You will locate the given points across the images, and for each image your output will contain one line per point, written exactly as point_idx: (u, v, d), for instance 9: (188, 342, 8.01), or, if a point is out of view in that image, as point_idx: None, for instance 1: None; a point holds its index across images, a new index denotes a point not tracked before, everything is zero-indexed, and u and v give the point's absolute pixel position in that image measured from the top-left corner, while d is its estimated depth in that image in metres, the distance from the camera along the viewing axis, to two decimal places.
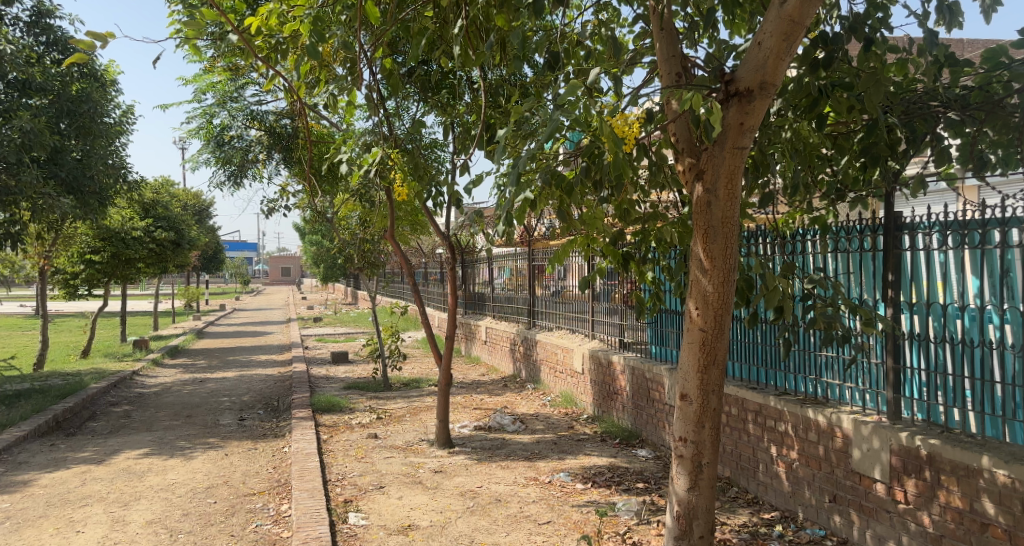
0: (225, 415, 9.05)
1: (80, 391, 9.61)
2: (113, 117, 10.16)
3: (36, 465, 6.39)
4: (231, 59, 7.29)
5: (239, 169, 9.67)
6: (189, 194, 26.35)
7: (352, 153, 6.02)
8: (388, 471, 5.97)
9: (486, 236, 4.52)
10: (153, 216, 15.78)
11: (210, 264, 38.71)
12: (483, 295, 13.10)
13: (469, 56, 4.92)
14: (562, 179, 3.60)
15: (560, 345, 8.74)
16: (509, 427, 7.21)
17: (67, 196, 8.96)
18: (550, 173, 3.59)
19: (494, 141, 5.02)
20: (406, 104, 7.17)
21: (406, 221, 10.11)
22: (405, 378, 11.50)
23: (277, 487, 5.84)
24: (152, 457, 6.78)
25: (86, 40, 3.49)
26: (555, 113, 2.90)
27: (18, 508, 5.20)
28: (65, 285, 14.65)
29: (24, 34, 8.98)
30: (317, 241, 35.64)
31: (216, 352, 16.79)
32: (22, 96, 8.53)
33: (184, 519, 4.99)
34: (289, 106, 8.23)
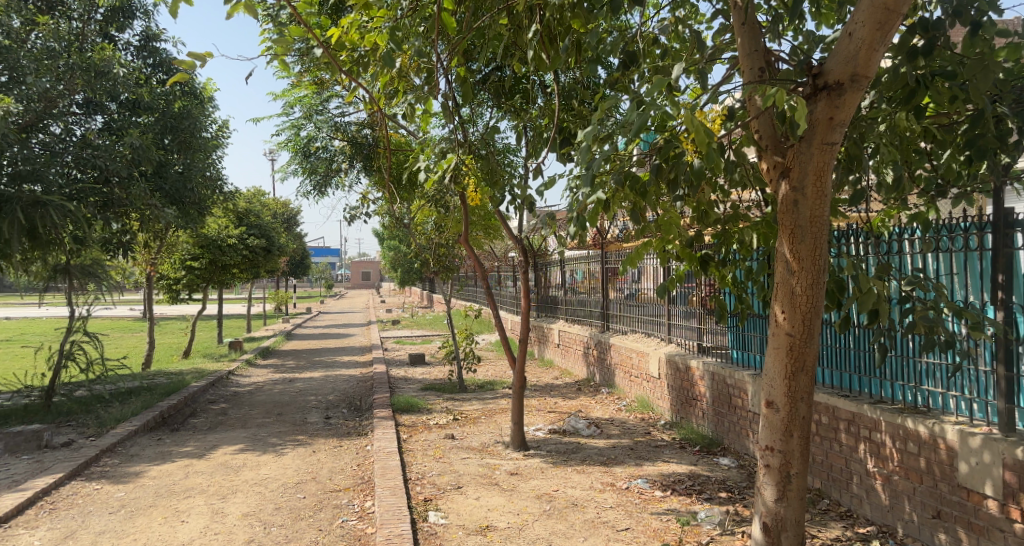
0: (312, 413, 9.47)
1: (182, 389, 10.28)
2: (211, 132, 10.80)
3: (146, 457, 6.89)
4: (317, 74, 7.65)
5: (324, 178, 10.14)
6: (278, 204, 27.71)
7: (428, 161, 6.23)
8: (465, 472, 6.09)
9: (560, 238, 4.58)
10: (246, 224, 16.62)
11: (298, 270, 40.59)
12: (555, 298, 13.12)
13: (541, 60, 4.98)
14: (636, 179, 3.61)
15: (635, 349, 8.66)
16: (584, 431, 7.22)
17: (170, 207, 9.64)
18: (626, 175, 3.62)
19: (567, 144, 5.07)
20: (481, 110, 7.34)
21: (478, 225, 10.26)
22: (480, 381, 11.67)
23: (361, 484, 6.06)
24: (247, 453, 7.18)
25: (188, 61, 3.98)
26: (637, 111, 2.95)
27: (131, 497, 5.62)
28: (168, 290, 15.68)
29: (135, 57, 9.68)
30: (395, 246, 36.67)
31: (302, 353, 17.55)
32: (132, 115, 9.17)
33: (276, 513, 5.26)
34: (370, 117, 8.57)
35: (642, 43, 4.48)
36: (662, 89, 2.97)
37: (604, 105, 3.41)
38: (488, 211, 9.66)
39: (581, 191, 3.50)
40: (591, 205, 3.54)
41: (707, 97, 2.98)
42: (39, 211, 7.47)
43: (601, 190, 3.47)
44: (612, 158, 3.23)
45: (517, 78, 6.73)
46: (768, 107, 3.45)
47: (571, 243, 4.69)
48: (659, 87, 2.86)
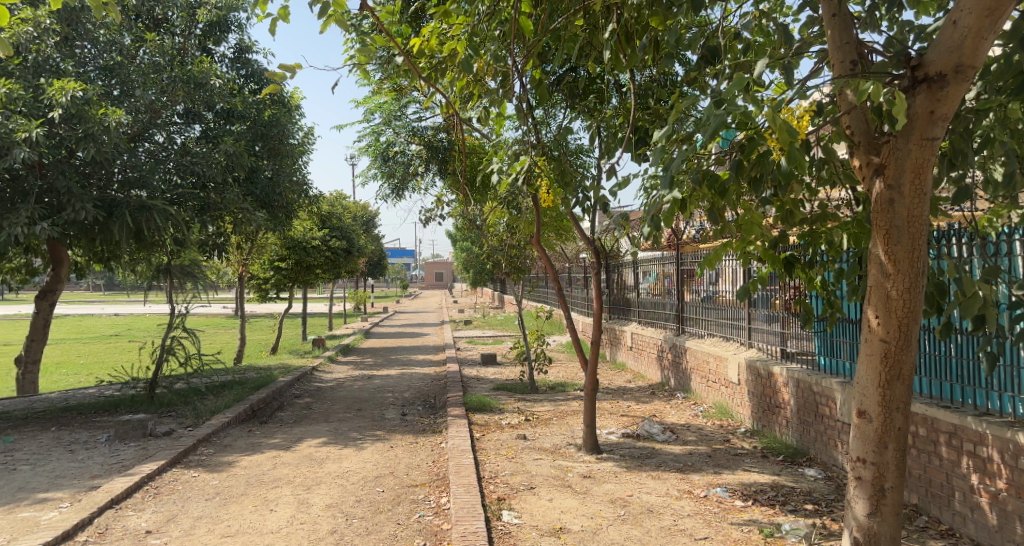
0: (389, 410, 9.72)
1: (270, 383, 10.77)
2: (298, 139, 11.27)
3: (238, 447, 7.26)
4: (397, 81, 7.88)
5: (401, 182, 10.42)
6: (358, 206, 28.61)
7: (502, 164, 6.29)
8: (537, 473, 6.12)
9: (633, 240, 4.57)
10: (328, 227, 17.21)
11: (375, 270, 41.72)
12: (628, 300, 12.97)
13: (618, 59, 4.95)
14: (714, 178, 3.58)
15: (713, 354, 8.46)
16: (659, 437, 7.11)
17: (261, 210, 10.14)
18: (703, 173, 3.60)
19: (642, 145, 5.03)
20: (554, 112, 7.36)
21: (550, 227, 10.28)
22: (552, 382, 11.68)
23: (437, 480, 6.18)
24: (329, 446, 7.45)
25: (279, 73, 4.23)
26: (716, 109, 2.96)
27: (225, 485, 5.94)
28: (257, 289, 16.46)
29: (230, 69, 10.25)
30: (467, 248, 37.10)
31: (379, 351, 18.05)
32: (227, 124, 9.75)
33: (357, 505, 5.44)
34: (446, 121, 8.74)
35: (723, 39, 4.37)
36: (742, 87, 2.97)
37: (681, 105, 3.41)
38: (560, 212, 9.67)
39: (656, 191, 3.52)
40: (667, 205, 3.54)
41: (791, 94, 2.94)
42: (145, 215, 8.01)
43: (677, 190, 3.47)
44: (691, 158, 3.25)
45: (592, 78, 6.71)
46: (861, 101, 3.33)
47: (644, 244, 4.65)
48: (739, 85, 2.88)
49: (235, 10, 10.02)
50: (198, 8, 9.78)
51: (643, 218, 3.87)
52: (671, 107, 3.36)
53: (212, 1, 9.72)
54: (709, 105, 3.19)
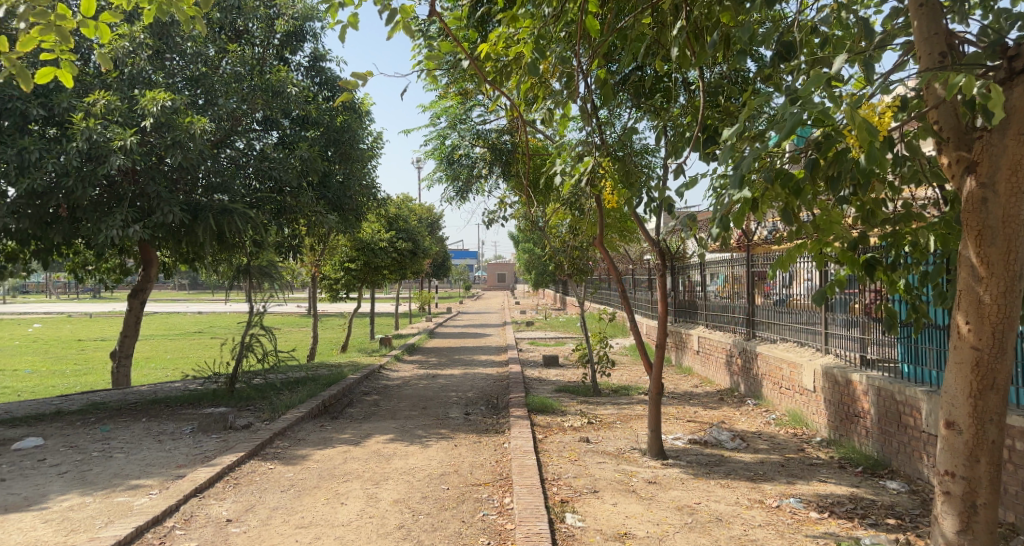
0: (454, 409, 9.84)
1: (340, 381, 11.08)
2: (368, 143, 11.57)
3: (310, 442, 7.51)
4: (463, 85, 7.98)
5: (466, 184, 10.55)
6: (424, 209, 29.10)
7: (565, 165, 6.29)
8: (601, 476, 6.08)
9: (701, 242, 4.48)
10: (395, 229, 17.56)
11: (439, 271, 42.33)
12: (695, 303, 12.71)
13: (686, 57, 4.86)
14: (788, 177, 3.49)
15: (786, 360, 8.20)
16: (728, 444, 6.95)
17: (333, 213, 10.47)
18: (777, 173, 3.51)
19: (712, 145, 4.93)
20: (619, 111, 7.30)
21: (615, 228, 10.20)
22: (616, 385, 11.57)
23: (500, 480, 6.22)
24: (396, 443, 7.61)
25: (351, 81, 4.36)
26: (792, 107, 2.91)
27: (299, 478, 6.15)
28: (328, 289, 16.97)
29: (305, 77, 10.62)
30: (529, 249, 37.11)
31: (444, 351, 18.31)
32: (302, 130, 10.12)
33: (424, 501, 5.54)
34: (510, 124, 8.80)
35: (799, 33, 4.22)
36: (820, 84, 2.91)
37: (754, 102, 3.35)
38: (625, 212, 9.56)
39: (728, 192, 3.46)
40: (738, 205, 3.47)
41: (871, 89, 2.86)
42: (227, 218, 8.45)
43: (749, 190, 3.40)
44: (762, 156, 3.19)
45: (659, 77, 6.62)
46: (951, 95, 3.18)
47: (713, 246, 4.55)
48: (817, 82, 2.82)
49: (310, 19, 10.38)
50: (276, 19, 10.19)
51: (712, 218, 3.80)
52: (744, 104, 3.30)
53: (289, 12, 10.09)
54: (783, 102, 3.12)
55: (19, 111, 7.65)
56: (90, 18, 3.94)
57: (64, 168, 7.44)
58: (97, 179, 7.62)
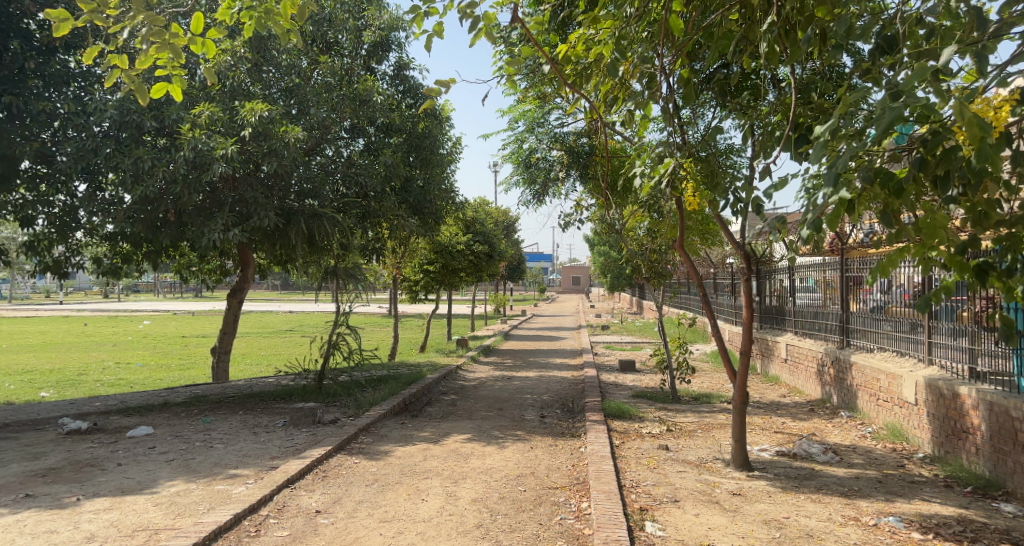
0: (529, 411, 9.86)
1: (419, 380, 11.32)
2: (447, 148, 11.78)
3: (392, 438, 7.70)
4: (542, 88, 8.01)
5: (543, 187, 10.57)
6: (501, 212, 29.33)
7: (645, 167, 6.21)
8: (682, 486, 5.93)
9: (792, 247, 4.30)
10: (472, 232, 17.75)
11: (515, 273, 42.61)
12: (782, 309, 12.24)
13: (776, 53, 4.69)
14: (889, 176, 3.29)
15: (884, 370, 7.77)
16: (820, 457, 6.64)
17: (413, 217, 10.71)
18: (874, 171, 3.32)
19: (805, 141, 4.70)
20: (703, 111, 7.14)
21: (696, 231, 9.95)
22: (696, 392, 11.30)
23: (577, 484, 6.17)
24: (474, 443, 7.69)
25: (435, 88, 4.46)
26: (894, 101, 2.76)
27: (382, 473, 6.30)
28: (408, 291, 17.38)
29: (389, 85, 10.93)
30: (606, 252, 36.76)
31: (520, 353, 18.39)
32: (386, 137, 10.41)
33: (501, 502, 5.56)
34: (588, 127, 8.77)
35: (903, 25, 3.97)
36: (925, 77, 2.75)
37: (849, 98, 3.22)
38: (707, 215, 9.31)
39: (820, 192, 3.30)
40: (831, 206, 3.30)
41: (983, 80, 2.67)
42: (316, 222, 8.87)
43: (843, 189, 3.23)
44: (858, 154, 3.07)
45: (746, 75, 6.44)
46: None
47: (803, 251, 4.34)
48: (922, 75, 2.67)
49: (396, 29, 10.71)
50: (364, 30, 10.53)
51: (802, 220, 3.62)
52: (840, 100, 3.16)
53: (376, 23, 10.56)
54: (881, 98, 2.98)
55: (135, 123, 8.25)
56: (198, 36, 4.21)
57: (172, 175, 7.96)
58: (202, 186, 8.13)
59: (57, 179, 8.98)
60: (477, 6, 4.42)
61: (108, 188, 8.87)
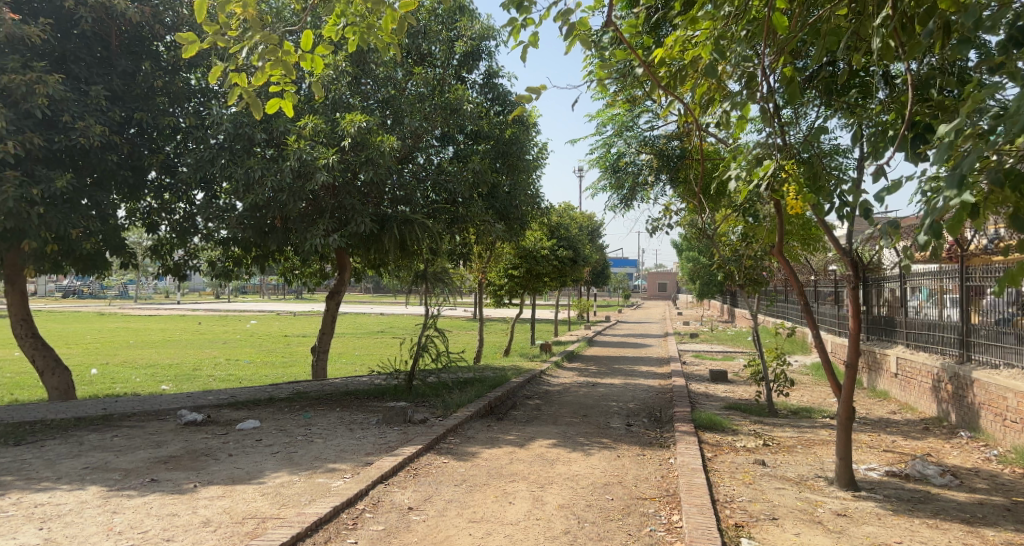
0: (615, 419, 9.74)
1: (505, 383, 11.42)
2: (534, 154, 11.84)
3: (479, 440, 7.79)
4: (631, 91, 7.92)
5: (631, 192, 10.44)
6: (586, 217, 29.21)
7: (742, 170, 6.02)
8: (781, 503, 5.68)
9: (905, 252, 4.03)
10: (557, 237, 17.80)
11: (600, 278, 42.22)
12: (893, 319, 11.52)
13: (890, 48, 4.42)
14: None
15: (1011, 389, 7.16)
16: (936, 480, 6.19)
17: (500, 222, 10.83)
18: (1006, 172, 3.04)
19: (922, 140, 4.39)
20: (805, 111, 6.83)
21: (797, 237, 9.51)
22: (794, 405, 10.80)
23: (667, 496, 6.02)
24: (560, 448, 7.67)
25: (526, 95, 4.53)
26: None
27: (470, 474, 6.39)
28: (493, 295, 17.55)
29: (479, 93, 11.12)
30: (695, 258, 35.82)
31: (605, 359, 18.20)
32: (474, 144, 10.58)
33: (589, 510, 5.51)
34: (680, 130, 8.59)
35: None
36: None
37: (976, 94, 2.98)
38: (808, 219, 8.88)
39: (940, 194, 3.05)
40: (953, 209, 3.05)
41: None
42: (409, 227, 9.13)
43: (969, 192, 2.97)
44: (986, 153, 2.83)
45: (855, 72, 6.11)
46: None
47: (919, 257, 4.04)
48: None
49: (487, 39, 10.88)
50: (456, 41, 10.74)
51: (917, 225, 3.35)
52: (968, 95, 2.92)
53: (468, 34, 10.65)
54: (1015, 94, 2.75)
55: (247, 135, 8.79)
56: (306, 52, 4.45)
57: (279, 184, 8.41)
58: (306, 194, 8.54)
59: (178, 189, 9.69)
60: (571, 14, 4.43)
61: (222, 197, 9.49)
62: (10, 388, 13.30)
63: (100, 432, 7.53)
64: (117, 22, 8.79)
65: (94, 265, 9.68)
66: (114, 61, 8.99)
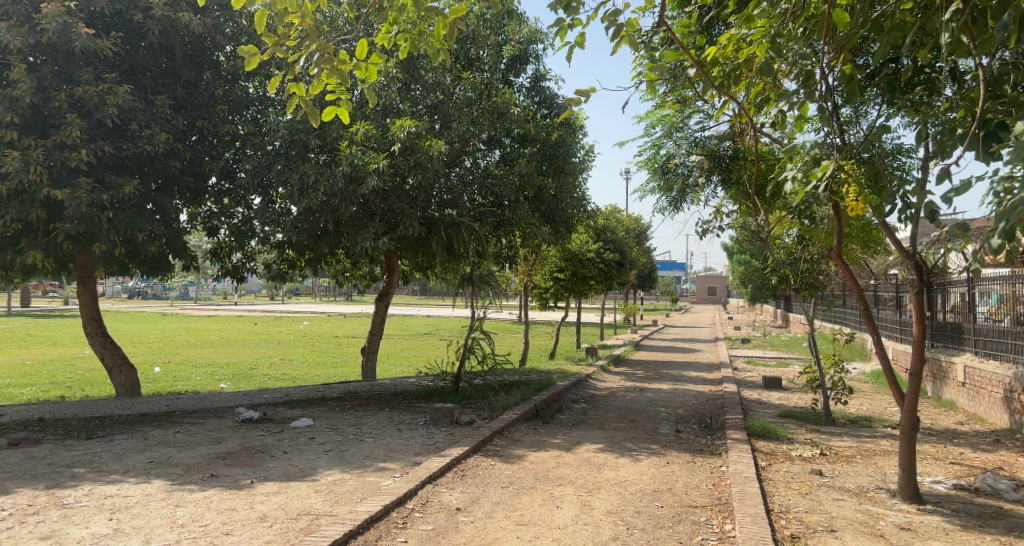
0: (664, 424, 9.60)
1: (552, 387, 11.38)
2: (581, 156, 11.79)
3: (526, 443, 7.78)
4: (682, 92, 7.81)
5: (680, 194, 10.29)
6: (633, 219, 28.95)
7: (799, 171, 5.86)
8: (839, 515, 5.49)
9: (974, 255, 3.84)
10: (603, 239, 17.70)
11: (648, 281, 41.73)
12: (961, 326, 11.04)
13: (959, 43, 4.23)
14: None
15: None
16: (1009, 495, 5.89)
17: (546, 225, 10.82)
18: None
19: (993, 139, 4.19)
20: (865, 109, 6.60)
21: (855, 239, 9.20)
22: (852, 414, 10.45)
23: (719, 504, 5.89)
24: (607, 453, 7.59)
25: (575, 98, 4.52)
26: None
27: (517, 476, 6.38)
28: (539, 298, 17.54)
29: (527, 96, 11.12)
30: (747, 261, 35.05)
31: (653, 364, 17.97)
32: (521, 147, 10.59)
33: (638, 516, 5.43)
34: (732, 130, 8.43)
35: None
36: None
37: None
38: (867, 221, 8.58)
39: (1014, 194, 2.90)
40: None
41: None
42: (457, 230, 9.20)
43: None
44: None
45: (920, 68, 5.88)
46: None
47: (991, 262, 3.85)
48: None
49: (535, 42, 10.88)
50: (504, 45, 10.77)
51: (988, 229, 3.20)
52: None
53: (516, 38, 10.69)
54: None
55: (302, 141, 9.01)
56: (361, 61, 4.51)
57: (332, 189, 8.59)
58: (357, 198, 8.69)
59: (236, 194, 10.01)
60: (618, 15, 4.38)
61: (277, 201, 9.74)
62: (82, 384, 13.95)
63: (164, 427, 7.82)
64: (181, 34, 9.14)
65: (158, 267, 10.07)
66: (178, 72, 9.34)
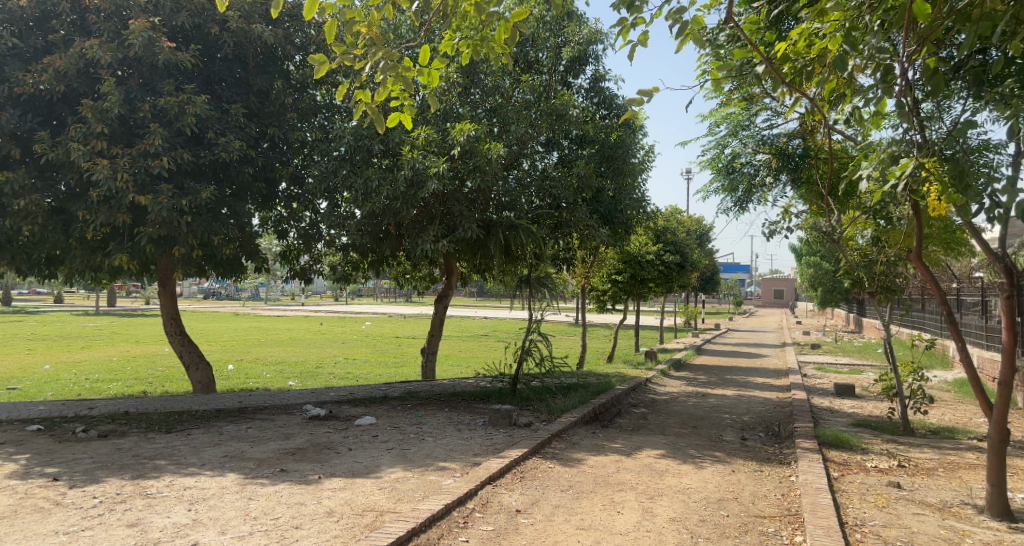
0: (728, 431, 9.35)
1: (611, 390, 11.25)
2: (640, 158, 11.63)
3: (585, 447, 7.71)
4: (748, 89, 7.60)
5: (746, 194, 10.01)
6: (694, 221, 28.40)
7: (875, 168, 5.60)
8: (919, 530, 5.22)
9: None
10: (663, 241, 17.40)
11: (711, 284, 40.82)
12: None
13: None
14: None
15: None
16: None
17: (605, 227, 10.70)
18: None
19: None
20: (947, 104, 6.25)
21: (936, 241, 8.73)
22: (932, 425, 9.92)
23: (788, 515, 5.69)
24: (669, 459, 7.44)
25: (638, 98, 4.45)
26: None
27: (576, 480, 6.33)
28: (597, 300, 17.37)
29: (586, 97, 11.04)
30: (817, 265, 33.82)
31: (715, 369, 17.55)
32: (580, 149, 10.51)
33: (702, 525, 5.30)
34: (802, 128, 8.14)
35: None
36: None
37: None
38: (949, 221, 8.13)
39: None
40: None
41: None
42: (517, 233, 9.20)
43: None
44: None
45: (1010, 59, 5.51)
46: None
47: None
48: None
49: (595, 42, 10.79)
50: (563, 46, 10.73)
51: None
52: None
53: (575, 39, 10.63)
54: None
55: (366, 146, 9.20)
56: (424, 67, 4.55)
57: (395, 193, 8.73)
58: (418, 201, 8.81)
59: (304, 198, 10.31)
60: (684, 12, 4.30)
61: (343, 204, 9.96)
62: (161, 380, 14.64)
63: (236, 423, 8.11)
64: (253, 45, 9.48)
65: (231, 268, 10.47)
66: (250, 81, 9.70)
